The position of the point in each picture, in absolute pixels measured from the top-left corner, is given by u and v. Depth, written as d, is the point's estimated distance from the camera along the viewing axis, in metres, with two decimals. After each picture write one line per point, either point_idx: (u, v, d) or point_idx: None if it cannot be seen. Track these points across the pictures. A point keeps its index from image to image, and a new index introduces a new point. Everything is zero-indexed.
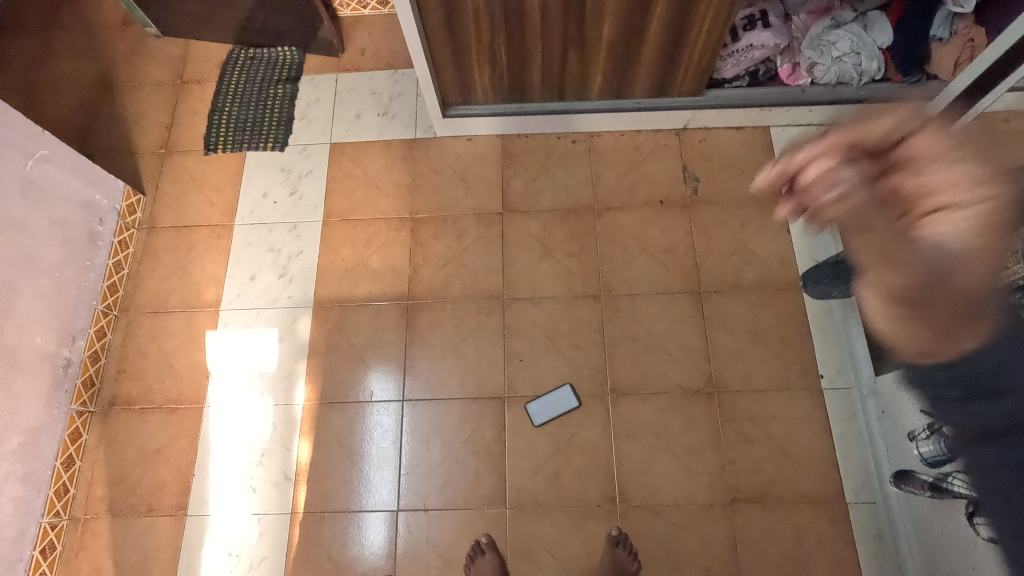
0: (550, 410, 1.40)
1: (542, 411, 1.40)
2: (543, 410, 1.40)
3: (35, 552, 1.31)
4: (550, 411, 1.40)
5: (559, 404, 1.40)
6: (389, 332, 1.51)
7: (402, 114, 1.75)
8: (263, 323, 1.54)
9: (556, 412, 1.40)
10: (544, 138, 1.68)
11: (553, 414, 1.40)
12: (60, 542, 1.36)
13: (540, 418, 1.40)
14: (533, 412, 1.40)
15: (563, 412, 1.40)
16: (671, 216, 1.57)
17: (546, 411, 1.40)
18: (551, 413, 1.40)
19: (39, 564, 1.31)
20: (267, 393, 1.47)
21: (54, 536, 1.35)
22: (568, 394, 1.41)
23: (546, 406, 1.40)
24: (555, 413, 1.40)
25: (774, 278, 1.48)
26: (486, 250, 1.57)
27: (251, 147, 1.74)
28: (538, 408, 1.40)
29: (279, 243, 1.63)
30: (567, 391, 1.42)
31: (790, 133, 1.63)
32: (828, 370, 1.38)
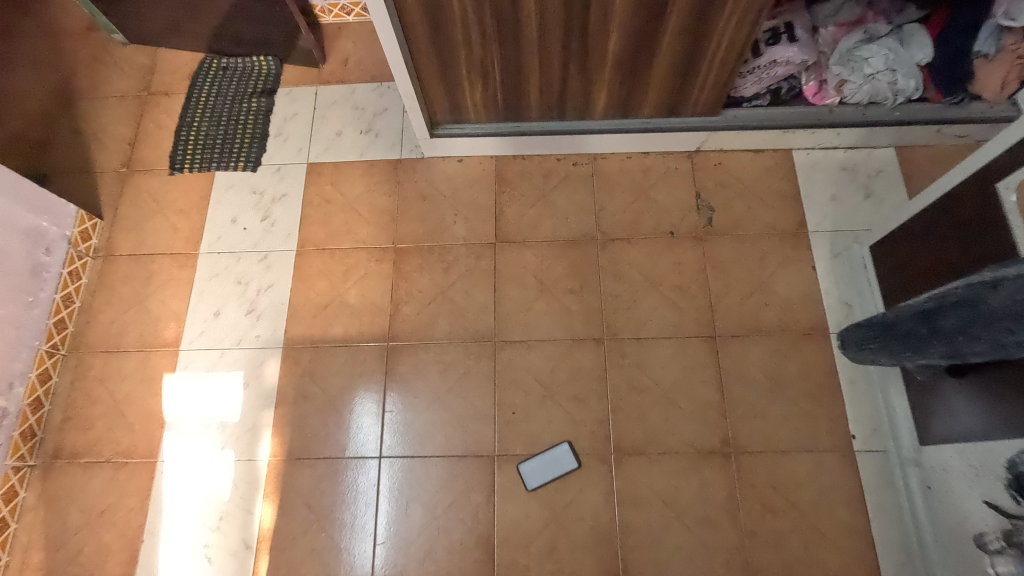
0: (545, 471, 1.24)
1: (536, 472, 1.24)
2: (538, 470, 1.24)
3: None
4: (546, 472, 1.24)
5: (556, 465, 1.24)
6: (367, 377, 1.35)
7: (386, 131, 1.60)
8: (226, 366, 1.38)
9: (552, 474, 1.24)
10: (543, 160, 1.53)
11: (549, 475, 1.24)
12: None
13: (534, 481, 1.24)
14: (526, 473, 1.24)
15: (561, 474, 1.24)
16: (682, 249, 1.41)
17: (541, 471, 1.24)
18: (546, 474, 1.24)
19: None
20: (228, 446, 1.32)
21: None
22: (566, 453, 1.25)
23: (542, 466, 1.24)
24: (550, 476, 1.24)
25: (799, 322, 1.32)
26: (476, 286, 1.41)
27: (221, 166, 1.59)
28: (532, 469, 1.24)
29: (248, 274, 1.47)
30: (565, 449, 1.26)
31: (814, 157, 1.47)
32: (861, 431, 1.22)
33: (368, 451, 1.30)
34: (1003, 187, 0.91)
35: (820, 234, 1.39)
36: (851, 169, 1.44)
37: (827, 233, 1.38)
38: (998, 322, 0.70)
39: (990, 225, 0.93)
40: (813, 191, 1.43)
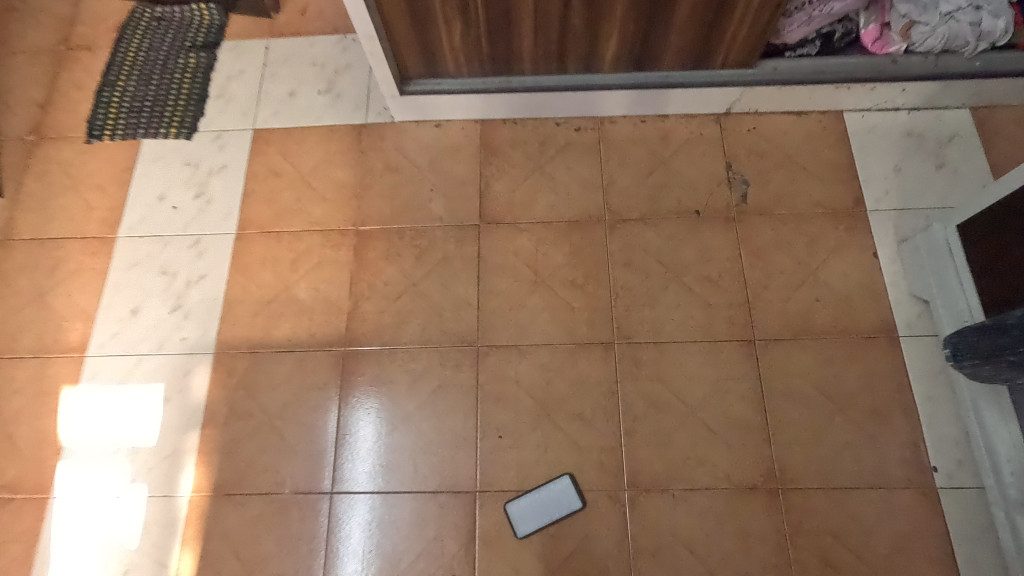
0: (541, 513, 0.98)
1: (530, 514, 0.98)
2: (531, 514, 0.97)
3: None
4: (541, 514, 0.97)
5: (554, 505, 0.98)
6: (317, 391, 1.08)
7: (349, 91, 1.32)
8: (142, 377, 1.11)
9: (549, 516, 0.97)
10: (538, 125, 1.25)
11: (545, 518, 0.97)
12: None
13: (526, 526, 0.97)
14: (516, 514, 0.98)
15: (561, 516, 0.97)
16: (711, 232, 1.14)
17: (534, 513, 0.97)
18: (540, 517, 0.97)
19: None
20: (140, 478, 1.04)
21: None
22: (567, 489, 0.98)
23: (536, 506, 0.98)
24: (547, 518, 0.97)
25: (858, 323, 1.05)
26: (455, 277, 1.14)
27: (149, 133, 1.31)
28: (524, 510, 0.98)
29: (175, 263, 1.19)
30: (566, 483, 0.99)
31: (871, 121, 1.19)
32: (945, 462, 0.96)
33: (315, 485, 1.03)
34: None
35: (882, 213, 1.12)
36: (917, 135, 1.17)
37: (890, 213, 1.12)
38: None
39: None
40: (871, 161, 1.16)
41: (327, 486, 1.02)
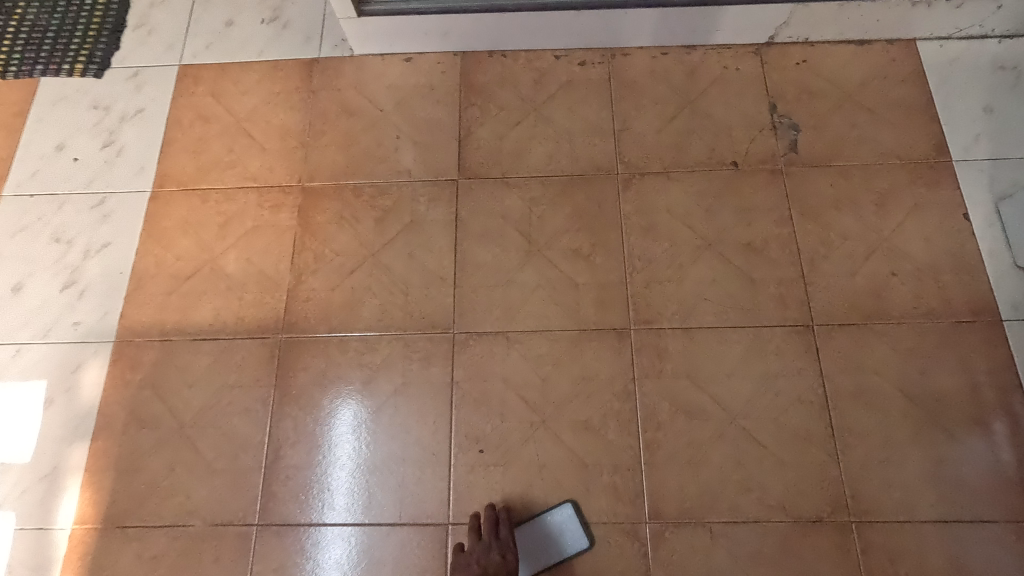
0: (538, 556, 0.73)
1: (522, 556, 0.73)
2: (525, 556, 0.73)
3: None
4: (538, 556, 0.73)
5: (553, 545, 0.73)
6: (244, 391, 0.83)
7: (299, 20, 1.07)
8: (21, 372, 0.86)
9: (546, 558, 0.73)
10: (533, 59, 1.00)
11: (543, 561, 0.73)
12: None
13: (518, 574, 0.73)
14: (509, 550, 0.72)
15: (561, 557, 0.73)
16: (753, 188, 0.89)
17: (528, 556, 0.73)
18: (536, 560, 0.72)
19: None
20: (9, 504, 0.79)
21: None
22: (568, 523, 0.74)
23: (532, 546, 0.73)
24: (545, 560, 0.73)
25: (946, 303, 0.81)
26: (426, 245, 0.89)
27: (49, 69, 1.06)
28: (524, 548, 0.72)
29: (72, 229, 0.94)
30: (569, 514, 0.74)
31: (953, 51, 0.95)
32: None
33: (237, 515, 0.78)
34: None
35: (973, 165, 0.87)
36: (1012, 69, 0.93)
37: (981, 164, 0.87)
38: None
39: None
40: (955, 101, 0.91)
41: (253, 517, 0.78)
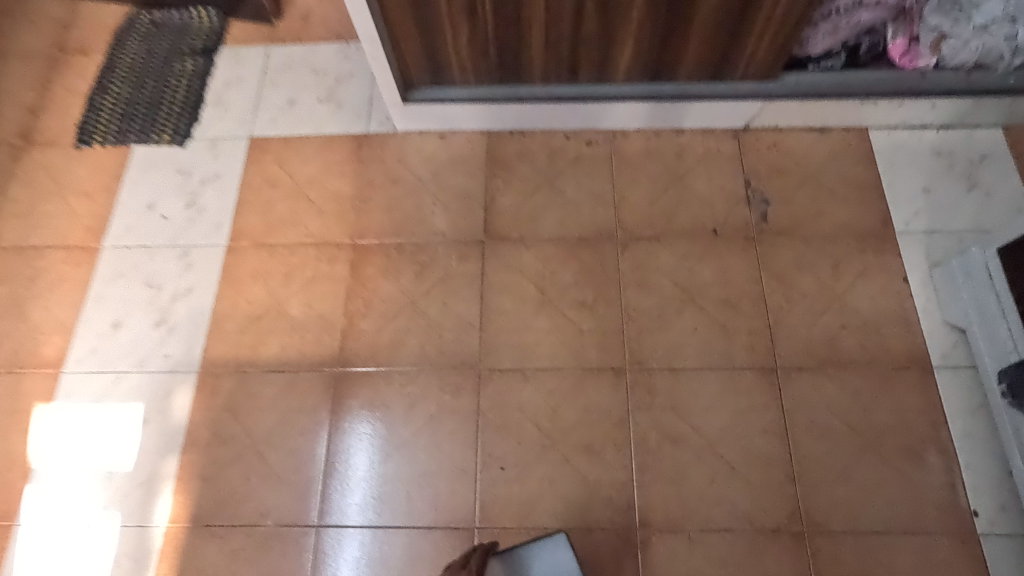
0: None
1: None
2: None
3: None
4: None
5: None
6: (307, 415, 1.01)
7: (351, 101, 1.27)
8: (121, 396, 1.04)
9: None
10: (547, 137, 1.20)
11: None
12: None
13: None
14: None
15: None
16: (729, 252, 1.07)
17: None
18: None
19: None
20: (114, 505, 0.97)
21: None
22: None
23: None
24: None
25: (888, 351, 0.98)
26: (458, 295, 1.08)
27: (140, 139, 1.26)
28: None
29: (161, 275, 1.13)
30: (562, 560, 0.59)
31: (897, 139, 1.14)
32: (985, 506, 0.88)
33: (300, 516, 0.95)
34: None
35: (912, 236, 1.05)
36: (947, 155, 1.11)
37: (919, 235, 1.05)
38: None
39: None
40: (899, 181, 1.10)
41: (312, 518, 0.95)
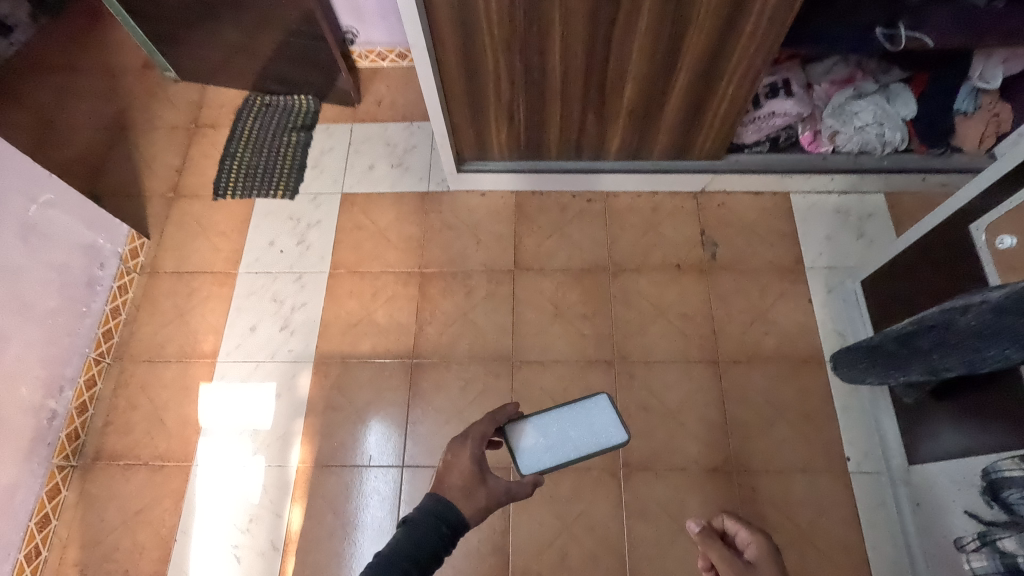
0: (562, 443, 0.95)
1: (541, 450, 0.93)
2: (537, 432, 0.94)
3: None
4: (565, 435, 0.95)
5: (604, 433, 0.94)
6: (391, 392, 1.45)
7: (415, 166, 1.73)
8: (260, 377, 1.48)
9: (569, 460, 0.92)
10: (559, 196, 1.65)
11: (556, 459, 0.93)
12: None
13: (522, 469, 0.92)
14: (522, 424, 0.95)
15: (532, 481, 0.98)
16: (688, 280, 1.51)
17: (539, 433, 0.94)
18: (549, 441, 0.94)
19: None
20: (261, 452, 1.40)
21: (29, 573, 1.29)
22: (604, 414, 0.96)
23: (563, 421, 0.95)
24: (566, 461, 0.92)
25: (796, 350, 1.42)
26: (496, 309, 1.52)
27: (261, 194, 1.71)
28: (540, 418, 0.95)
29: (282, 293, 1.58)
30: (601, 407, 0.97)
31: (811, 200, 1.59)
32: (855, 453, 1.31)
33: (395, 459, 1.38)
34: (975, 228, 1.01)
35: (817, 270, 1.50)
36: (844, 212, 1.56)
37: (821, 269, 1.50)
38: (966, 339, 0.80)
39: (962, 265, 1.03)
40: (810, 230, 1.55)
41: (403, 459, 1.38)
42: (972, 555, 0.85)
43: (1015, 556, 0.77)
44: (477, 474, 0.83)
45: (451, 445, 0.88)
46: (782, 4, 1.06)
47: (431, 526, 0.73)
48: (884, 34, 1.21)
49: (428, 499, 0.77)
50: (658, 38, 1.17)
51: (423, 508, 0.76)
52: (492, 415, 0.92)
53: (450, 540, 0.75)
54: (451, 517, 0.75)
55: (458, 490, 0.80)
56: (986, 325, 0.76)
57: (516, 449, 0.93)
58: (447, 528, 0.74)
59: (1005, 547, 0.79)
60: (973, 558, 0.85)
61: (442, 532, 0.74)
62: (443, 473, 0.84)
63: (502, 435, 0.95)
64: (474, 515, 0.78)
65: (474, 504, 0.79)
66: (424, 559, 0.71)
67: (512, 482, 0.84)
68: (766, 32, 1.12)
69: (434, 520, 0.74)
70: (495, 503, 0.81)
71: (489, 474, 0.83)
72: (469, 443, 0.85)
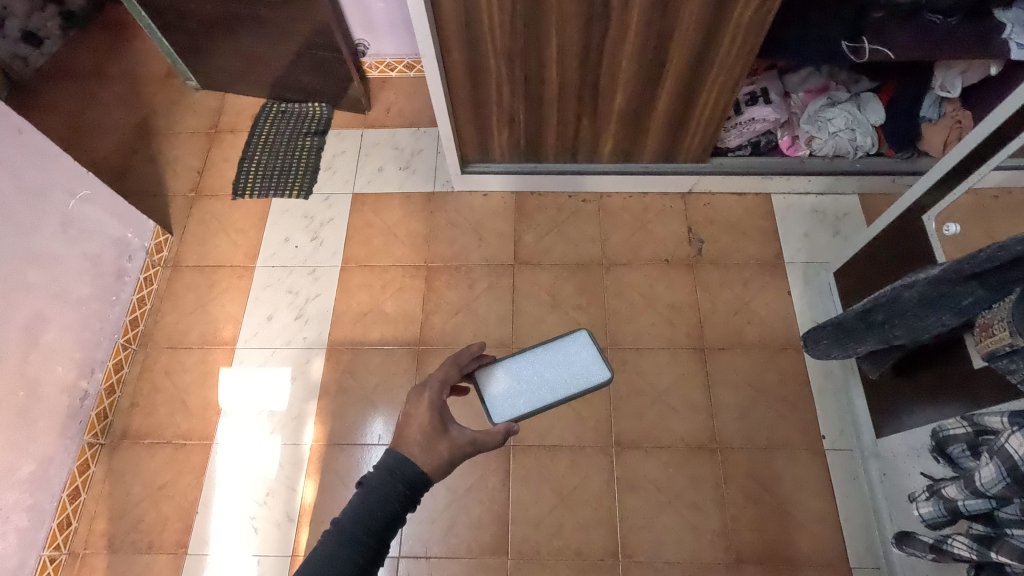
0: (539, 384, 1.05)
1: (516, 397, 1.04)
2: (515, 373, 1.05)
3: (44, 554, 1.34)
4: (544, 375, 1.05)
5: (584, 371, 1.05)
6: (400, 376, 1.55)
7: (422, 169, 1.85)
8: (276, 362, 1.58)
9: (549, 399, 1.03)
10: (556, 196, 1.77)
11: (535, 400, 1.03)
12: (66, 549, 1.39)
13: (493, 418, 1.02)
14: (495, 370, 1.05)
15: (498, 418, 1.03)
16: (675, 274, 1.63)
17: (518, 374, 1.05)
18: (529, 381, 1.05)
19: (45, 567, 1.34)
20: (276, 431, 1.50)
21: (61, 541, 1.38)
22: (587, 350, 1.07)
23: (540, 364, 1.06)
24: (542, 400, 1.03)
25: (777, 338, 1.53)
26: (497, 300, 1.63)
27: (277, 194, 1.83)
28: (513, 362, 1.06)
29: (298, 285, 1.68)
30: (584, 343, 1.08)
31: (790, 201, 1.71)
32: (830, 432, 1.41)
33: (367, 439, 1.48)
34: (927, 217, 1.13)
35: (795, 265, 1.61)
36: (821, 211, 1.68)
37: (800, 264, 1.61)
38: (910, 310, 0.93)
39: (920, 252, 1.14)
40: (789, 228, 1.66)
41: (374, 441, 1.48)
42: (921, 504, 0.95)
43: (955, 500, 0.87)
44: (437, 424, 0.83)
45: (410, 396, 0.88)
46: (755, 19, 1.18)
47: (388, 488, 0.74)
48: (848, 48, 1.33)
49: (388, 455, 0.77)
50: (645, 50, 1.29)
51: (380, 466, 0.76)
52: (453, 358, 0.96)
53: (410, 499, 0.75)
54: (408, 475, 0.75)
55: (418, 446, 0.79)
56: (925, 296, 0.89)
57: (487, 397, 1.03)
58: (405, 488, 0.74)
59: (948, 494, 0.89)
60: (922, 506, 0.96)
61: (400, 490, 0.74)
62: (403, 425, 0.83)
63: (473, 380, 1.04)
64: (435, 469, 0.79)
65: (435, 457, 0.79)
66: (379, 525, 0.71)
67: (477, 433, 0.86)
68: (743, 43, 1.24)
69: (389, 481, 0.74)
70: (457, 454, 0.81)
71: (450, 424, 0.84)
72: (427, 393, 0.86)
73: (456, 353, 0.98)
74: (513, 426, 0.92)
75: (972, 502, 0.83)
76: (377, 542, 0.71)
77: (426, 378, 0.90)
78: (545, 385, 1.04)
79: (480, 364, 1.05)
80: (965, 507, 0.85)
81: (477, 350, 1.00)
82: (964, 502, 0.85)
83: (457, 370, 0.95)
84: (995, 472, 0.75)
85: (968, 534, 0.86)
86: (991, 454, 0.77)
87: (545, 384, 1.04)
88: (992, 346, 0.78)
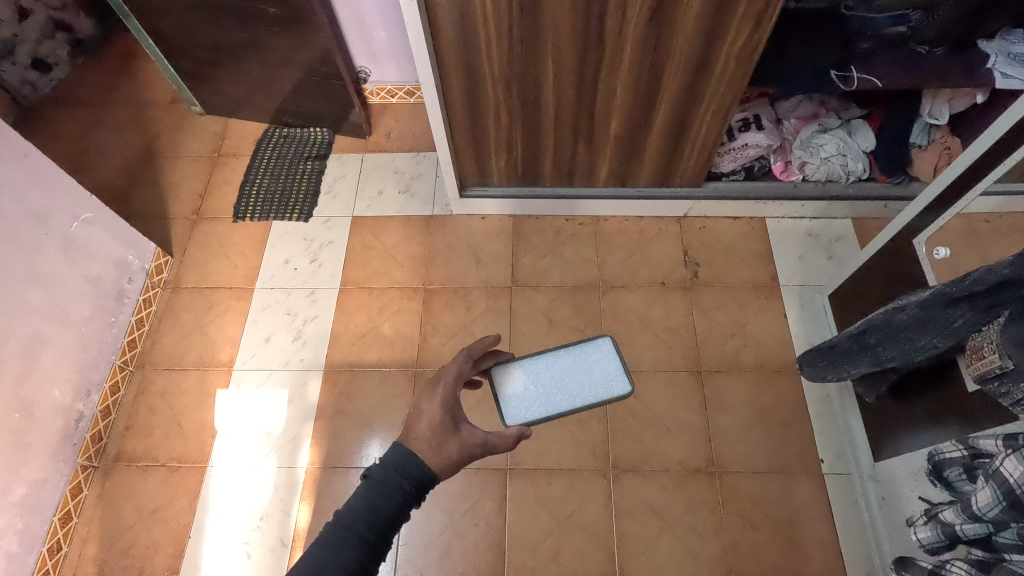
0: (556, 390, 1.04)
1: (531, 399, 1.03)
2: (533, 375, 1.05)
3: None
4: (562, 380, 1.05)
5: (606, 379, 1.05)
6: (397, 398, 1.55)
7: (421, 193, 1.87)
8: (273, 384, 1.58)
9: (566, 407, 1.02)
10: (553, 220, 1.79)
11: (550, 406, 1.02)
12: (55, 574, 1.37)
13: (506, 421, 1.01)
14: (513, 369, 1.05)
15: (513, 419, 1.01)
16: (671, 296, 1.64)
17: (536, 376, 1.05)
18: (546, 385, 1.04)
19: None
20: (273, 454, 1.49)
21: (51, 566, 1.36)
22: (611, 356, 1.08)
23: (561, 369, 1.06)
24: (559, 407, 1.02)
25: (773, 360, 1.53)
26: (495, 322, 1.63)
27: (277, 217, 1.85)
28: (531, 362, 1.06)
29: (296, 307, 1.69)
30: (608, 349, 1.09)
31: (785, 225, 1.73)
32: (828, 456, 1.40)
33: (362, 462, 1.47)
34: (918, 241, 1.15)
35: (791, 288, 1.62)
36: (815, 235, 1.70)
37: (795, 287, 1.62)
38: (903, 332, 0.93)
39: (912, 275, 1.15)
40: (784, 252, 1.68)
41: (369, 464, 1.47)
42: (920, 528, 0.95)
43: (953, 525, 0.86)
44: (449, 424, 0.81)
45: (423, 391, 0.85)
46: (746, 47, 1.21)
47: (393, 485, 0.73)
48: (837, 76, 1.37)
49: (393, 450, 0.76)
50: (639, 76, 1.32)
51: (386, 461, 0.75)
52: (467, 352, 0.93)
53: (415, 496, 0.75)
54: (414, 473, 0.75)
55: (426, 442, 0.78)
56: (917, 318, 0.89)
57: (503, 396, 1.03)
58: (411, 486, 0.74)
59: (945, 518, 0.88)
60: (920, 530, 0.95)
61: (404, 487, 0.74)
62: (414, 420, 0.82)
63: (493, 379, 1.04)
64: (444, 469, 0.77)
65: (444, 457, 0.78)
66: (382, 523, 0.71)
67: (489, 435, 0.84)
68: (735, 70, 1.27)
69: (397, 479, 0.73)
70: (467, 454, 0.80)
71: (462, 424, 0.82)
72: (441, 388, 0.84)
73: (471, 347, 0.95)
74: (526, 431, 0.91)
75: (969, 526, 0.83)
76: (378, 540, 0.71)
77: (439, 373, 0.88)
78: (563, 390, 1.04)
79: (497, 361, 1.04)
80: (963, 531, 0.84)
81: (491, 345, 0.97)
82: (961, 527, 0.84)
83: (470, 366, 0.93)
84: (991, 495, 0.75)
85: (967, 559, 0.86)
86: (987, 478, 0.76)
87: (564, 391, 1.04)
88: (983, 368, 0.79)
